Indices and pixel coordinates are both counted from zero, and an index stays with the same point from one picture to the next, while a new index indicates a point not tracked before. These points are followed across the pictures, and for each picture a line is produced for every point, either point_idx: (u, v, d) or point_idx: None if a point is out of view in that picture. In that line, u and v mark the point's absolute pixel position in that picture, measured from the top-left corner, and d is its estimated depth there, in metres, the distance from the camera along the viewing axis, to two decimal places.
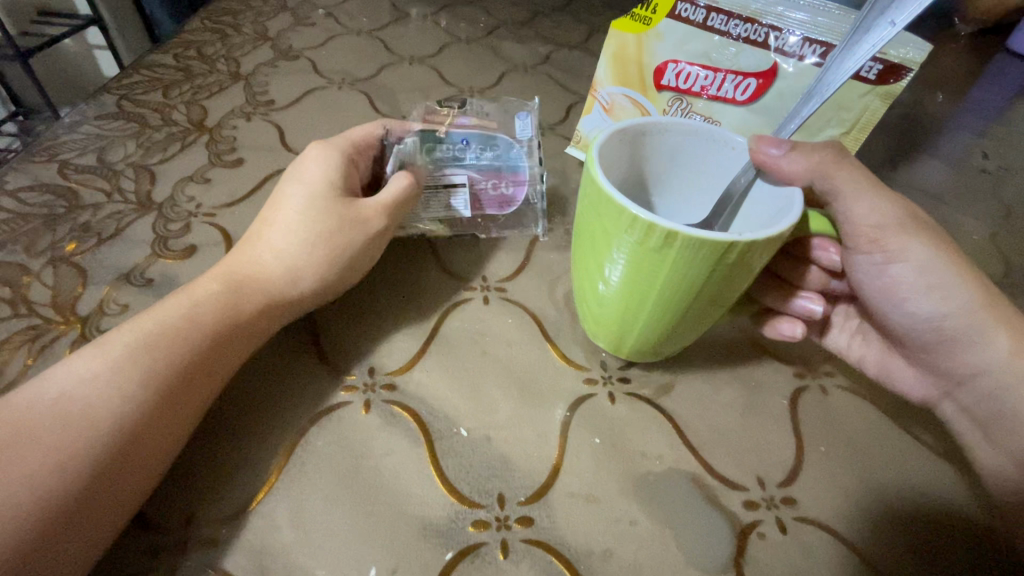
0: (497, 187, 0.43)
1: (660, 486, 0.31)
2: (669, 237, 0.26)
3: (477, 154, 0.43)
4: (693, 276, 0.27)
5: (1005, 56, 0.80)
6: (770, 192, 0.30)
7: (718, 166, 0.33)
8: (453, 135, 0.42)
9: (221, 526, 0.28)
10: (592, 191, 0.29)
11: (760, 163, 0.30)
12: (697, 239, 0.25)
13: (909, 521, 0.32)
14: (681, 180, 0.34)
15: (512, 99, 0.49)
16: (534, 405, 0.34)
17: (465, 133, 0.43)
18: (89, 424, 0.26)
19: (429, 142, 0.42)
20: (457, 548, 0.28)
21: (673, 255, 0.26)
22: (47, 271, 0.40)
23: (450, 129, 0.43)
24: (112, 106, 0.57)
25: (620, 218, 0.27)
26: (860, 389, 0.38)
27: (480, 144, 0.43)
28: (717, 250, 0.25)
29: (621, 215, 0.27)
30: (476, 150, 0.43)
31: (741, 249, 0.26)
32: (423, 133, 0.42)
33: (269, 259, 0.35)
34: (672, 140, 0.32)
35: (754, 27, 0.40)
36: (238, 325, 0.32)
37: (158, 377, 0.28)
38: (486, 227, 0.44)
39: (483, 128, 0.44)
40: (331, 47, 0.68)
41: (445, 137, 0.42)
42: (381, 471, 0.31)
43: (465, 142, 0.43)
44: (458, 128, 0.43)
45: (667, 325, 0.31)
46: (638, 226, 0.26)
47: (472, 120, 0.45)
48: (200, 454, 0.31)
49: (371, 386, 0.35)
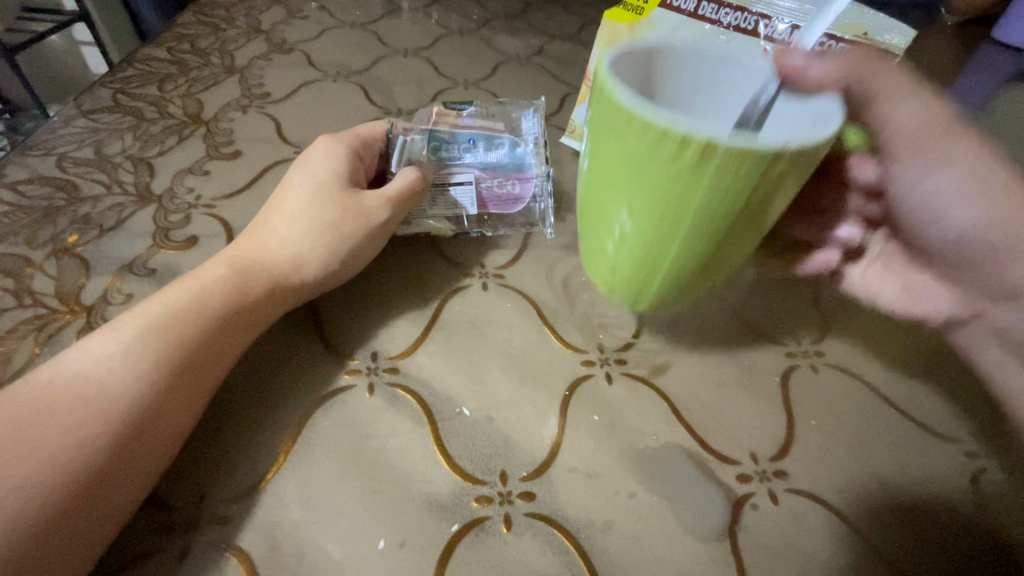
0: (504, 185, 0.43)
1: (657, 462, 0.33)
2: (710, 148, 0.24)
3: (483, 153, 0.42)
4: (721, 190, 0.26)
5: (990, 45, 0.81)
6: (788, 110, 0.27)
7: (734, 100, 0.31)
8: (459, 136, 0.42)
9: (231, 505, 0.29)
10: (615, 109, 0.27)
11: (782, 77, 0.27)
12: (741, 145, 0.24)
13: (896, 490, 0.33)
14: (697, 104, 0.31)
15: (517, 101, 0.48)
16: (534, 386, 0.35)
17: (471, 133, 0.43)
18: (105, 404, 0.27)
19: (436, 141, 0.42)
20: (461, 522, 0.29)
21: (713, 167, 0.25)
22: (50, 263, 0.41)
23: (457, 129, 0.43)
24: (107, 100, 0.57)
25: (655, 133, 0.25)
26: (847, 367, 0.39)
27: (485, 144, 0.43)
28: (747, 160, 0.24)
29: (642, 128, 0.25)
30: (482, 149, 0.42)
31: (786, 157, 0.25)
32: (429, 131, 0.42)
33: (274, 246, 0.35)
34: (688, 62, 0.30)
35: (744, 15, 0.41)
36: (245, 310, 0.33)
37: (169, 359, 0.29)
38: (495, 226, 0.44)
39: (489, 127, 0.43)
40: (324, 40, 0.68)
41: (451, 136, 0.42)
42: (387, 451, 0.32)
43: (471, 141, 0.43)
44: (464, 129, 0.43)
45: (685, 256, 0.30)
46: (676, 138, 0.25)
47: (476, 121, 0.44)
48: (210, 436, 0.31)
49: (374, 370, 0.35)
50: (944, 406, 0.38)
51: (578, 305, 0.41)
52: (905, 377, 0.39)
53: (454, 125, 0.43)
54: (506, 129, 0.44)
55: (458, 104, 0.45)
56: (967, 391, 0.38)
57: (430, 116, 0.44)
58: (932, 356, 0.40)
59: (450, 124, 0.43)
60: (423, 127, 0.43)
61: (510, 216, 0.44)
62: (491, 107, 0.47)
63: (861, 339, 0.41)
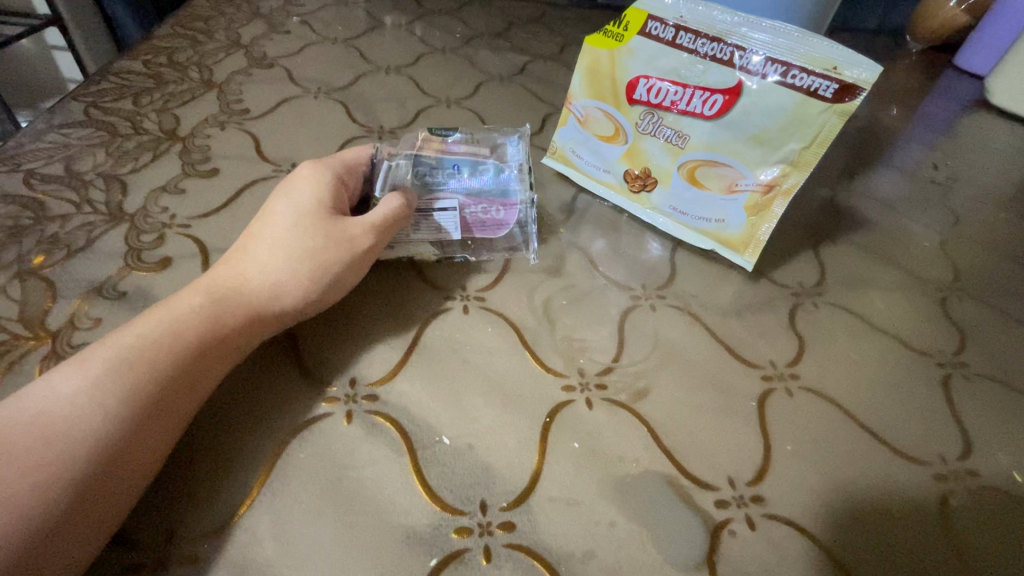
0: (489, 211, 0.43)
1: (637, 488, 0.33)
2: None
3: (468, 179, 0.42)
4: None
5: (953, 72, 0.85)
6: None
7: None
8: (444, 162, 0.43)
9: (202, 542, 0.28)
10: None
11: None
12: None
13: (868, 514, 0.34)
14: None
15: (500, 128, 0.49)
16: (515, 412, 0.35)
17: (456, 159, 0.43)
18: (71, 441, 0.26)
19: (421, 167, 0.42)
20: (441, 555, 0.29)
21: None
22: (14, 285, 0.39)
23: (443, 155, 0.43)
24: (79, 114, 0.55)
25: None
26: (821, 390, 0.40)
27: (470, 170, 0.43)
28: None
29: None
30: (467, 175, 0.43)
31: None
32: (415, 157, 0.42)
33: (254, 273, 0.34)
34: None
35: (720, 46, 0.41)
36: (222, 338, 0.32)
37: (141, 392, 0.28)
38: (478, 250, 0.44)
39: (475, 153, 0.44)
40: (306, 55, 0.68)
41: (436, 162, 0.43)
42: (365, 481, 0.31)
43: (455, 167, 0.43)
44: (449, 155, 0.43)
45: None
46: None
47: (463, 147, 0.44)
48: (181, 470, 0.30)
49: (352, 397, 0.35)
50: (912, 428, 0.39)
51: (559, 328, 0.41)
52: (876, 399, 0.40)
53: (440, 151, 0.43)
54: (491, 153, 0.44)
55: (444, 131, 0.45)
56: (935, 413, 0.40)
57: (416, 142, 0.44)
58: (901, 379, 0.41)
59: (436, 149, 0.43)
60: (408, 152, 0.43)
61: (494, 240, 0.45)
62: (475, 133, 0.47)
63: (835, 361, 0.42)
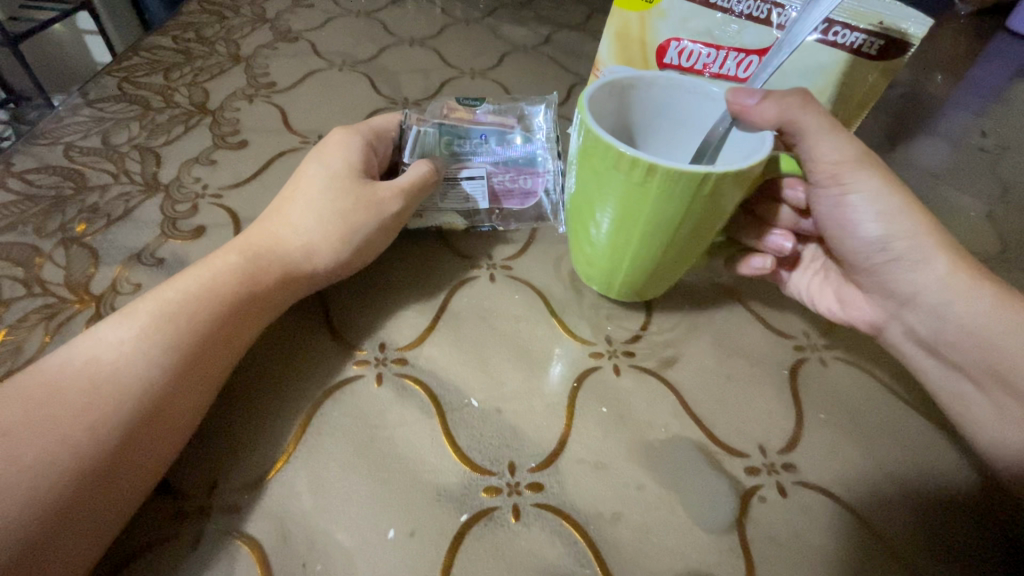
0: (516, 180, 0.43)
1: (666, 453, 0.32)
2: (650, 170, 0.28)
3: (496, 149, 0.43)
4: (673, 204, 0.30)
5: (1005, 35, 0.81)
6: (741, 135, 0.32)
7: (705, 116, 0.35)
8: (472, 131, 0.43)
9: (242, 493, 0.29)
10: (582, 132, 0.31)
11: (737, 112, 0.32)
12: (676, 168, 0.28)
13: (906, 485, 0.33)
14: (669, 134, 0.37)
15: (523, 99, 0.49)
16: (541, 377, 0.35)
17: (484, 129, 0.43)
18: (117, 388, 0.27)
19: (449, 136, 0.42)
20: (470, 512, 0.29)
21: (656, 183, 0.29)
22: (58, 252, 0.41)
23: (471, 124, 0.43)
24: (113, 89, 0.56)
25: (603, 149, 0.30)
26: (857, 361, 0.39)
27: (497, 140, 0.43)
28: (694, 179, 0.28)
29: (609, 152, 0.29)
30: (495, 145, 0.43)
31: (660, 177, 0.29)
32: (443, 125, 0.42)
33: (287, 235, 0.35)
34: (658, 94, 0.35)
35: (757, 3, 0.40)
36: (256, 296, 0.33)
37: (181, 344, 0.29)
38: (506, 220, 0.44)
39: (503, 123, 0.44)
40: (330, 29, 0.68)
41: (464, 131, 0.42)
42: (396, 441, 0.32)
43: (483, 137, 0.43)
44: (478, 124, 0.43)
45: (652, 268, 0.35)
46: (609, 152, 0.29)
47: (490, 117, 0.44)
48: (221, 426, 0.31)
49: (382, 361, 0.35)
50: None
51: (586, 296, 0.41)
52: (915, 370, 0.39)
53: (468, 120, 0.43)
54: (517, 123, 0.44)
55: (472, 100, 0.44)
56: None
57: (441, 110, 0.43)
58: None
59: (464, 117, 0.44)
60: (435, 120, 0.43)
61: (520, 210, 0.44)
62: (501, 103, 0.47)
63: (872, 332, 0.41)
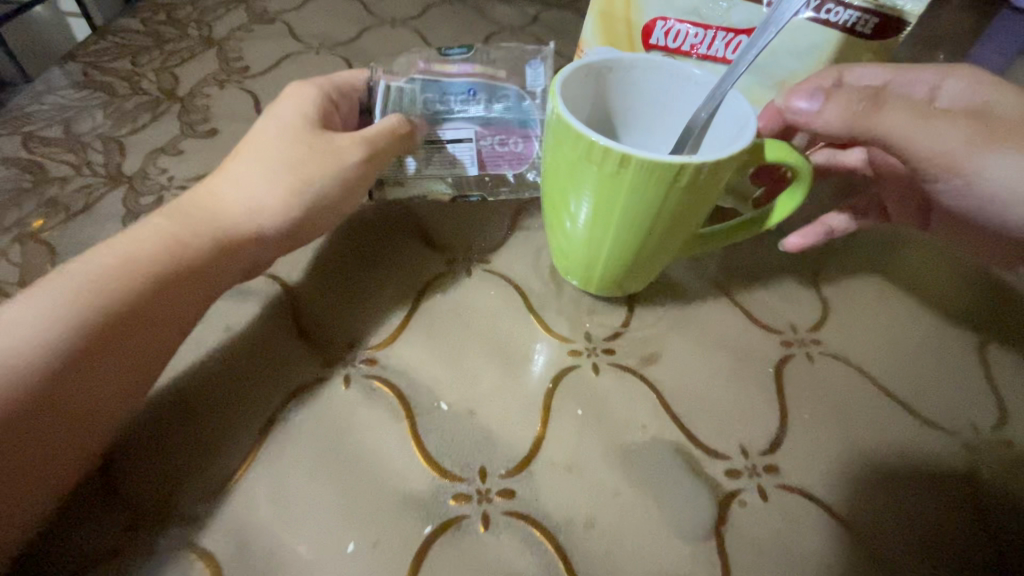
0: (506, 142, 0.41)
1: (644, 457, 0.31)
2: (623, 160, 0.27)
3: (483, 107, 0.41)
4: (649, 197, 0.28)
5: (1010, 11, 0.78)
6: (726, 121, 0.31)
7: (687, 100, 0.33)
8: (456, 86, 0.41)
9: (200, 502, 0.28)
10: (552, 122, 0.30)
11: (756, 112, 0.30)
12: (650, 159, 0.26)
13: (892, 487, 0.32)
14: (649, 119, 0.35)
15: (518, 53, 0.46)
16: (517, 377, 0.34)
17: (469, 83, 0.41)
18: (26, 368, 0.26)
19: (430, 92, 0.40)
20: (437, 521, 0.28)
21: (629, 175, 0.27)
22: (14, 249, 0.39)
23: (453, 78, 0.41)
24: (79, 74, 0.54)
25: (573, 140, 0.28)
26: (847, 357, 0.38)
27: (485, 96, 0.41)
28: (668, 173, 0.27)
29: (580, 143, 0.28)
30: (482, 102, 0.41)
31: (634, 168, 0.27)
32: (423, 81, 0.41)
33: (235, 193, 0.34)
34: (635, 79, 0.33)
35: None
36: (185, 269, 0.31)
37: (95, 323, 0.28)
38: (494, 188, 0.43)
39: (489, 78, 0.42)
40: (308, 9, 0.65)
41: (448, 87, 0.41)
42: (363, 446, 0.31)
43: (469, 92, 0.41)
44: (462, 78, 0.41)
45: (629, 262, 0.34)
46: (580, 142, 0.28)
47: (475, 69, 0.42)
48: (177, 433, 0.30)
49: (351, 362, 0.34)
50: (943, 396, 0.36)
51: (566, 291, 0.39)
52: (905, 365, 0.37)
53: (448, 75, 0.41)
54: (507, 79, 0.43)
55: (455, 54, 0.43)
56: (969, 380, 0.37)
57: (423, 64, 0.42)
58: (936, 346, 0.39)
59: (438, 74, 0.41)
60: (415, 76, 0.41)
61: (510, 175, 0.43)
62: (492, 51, 0.45)
63: (862, 326, 0.39)
